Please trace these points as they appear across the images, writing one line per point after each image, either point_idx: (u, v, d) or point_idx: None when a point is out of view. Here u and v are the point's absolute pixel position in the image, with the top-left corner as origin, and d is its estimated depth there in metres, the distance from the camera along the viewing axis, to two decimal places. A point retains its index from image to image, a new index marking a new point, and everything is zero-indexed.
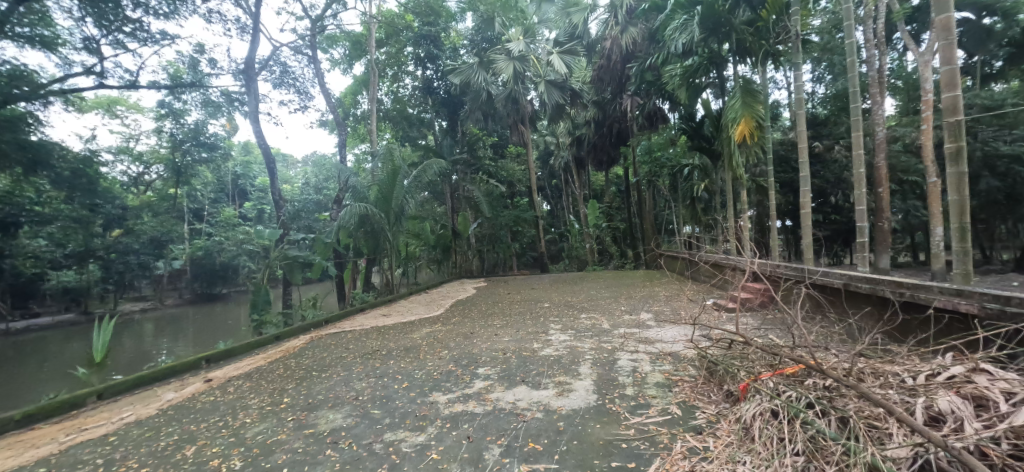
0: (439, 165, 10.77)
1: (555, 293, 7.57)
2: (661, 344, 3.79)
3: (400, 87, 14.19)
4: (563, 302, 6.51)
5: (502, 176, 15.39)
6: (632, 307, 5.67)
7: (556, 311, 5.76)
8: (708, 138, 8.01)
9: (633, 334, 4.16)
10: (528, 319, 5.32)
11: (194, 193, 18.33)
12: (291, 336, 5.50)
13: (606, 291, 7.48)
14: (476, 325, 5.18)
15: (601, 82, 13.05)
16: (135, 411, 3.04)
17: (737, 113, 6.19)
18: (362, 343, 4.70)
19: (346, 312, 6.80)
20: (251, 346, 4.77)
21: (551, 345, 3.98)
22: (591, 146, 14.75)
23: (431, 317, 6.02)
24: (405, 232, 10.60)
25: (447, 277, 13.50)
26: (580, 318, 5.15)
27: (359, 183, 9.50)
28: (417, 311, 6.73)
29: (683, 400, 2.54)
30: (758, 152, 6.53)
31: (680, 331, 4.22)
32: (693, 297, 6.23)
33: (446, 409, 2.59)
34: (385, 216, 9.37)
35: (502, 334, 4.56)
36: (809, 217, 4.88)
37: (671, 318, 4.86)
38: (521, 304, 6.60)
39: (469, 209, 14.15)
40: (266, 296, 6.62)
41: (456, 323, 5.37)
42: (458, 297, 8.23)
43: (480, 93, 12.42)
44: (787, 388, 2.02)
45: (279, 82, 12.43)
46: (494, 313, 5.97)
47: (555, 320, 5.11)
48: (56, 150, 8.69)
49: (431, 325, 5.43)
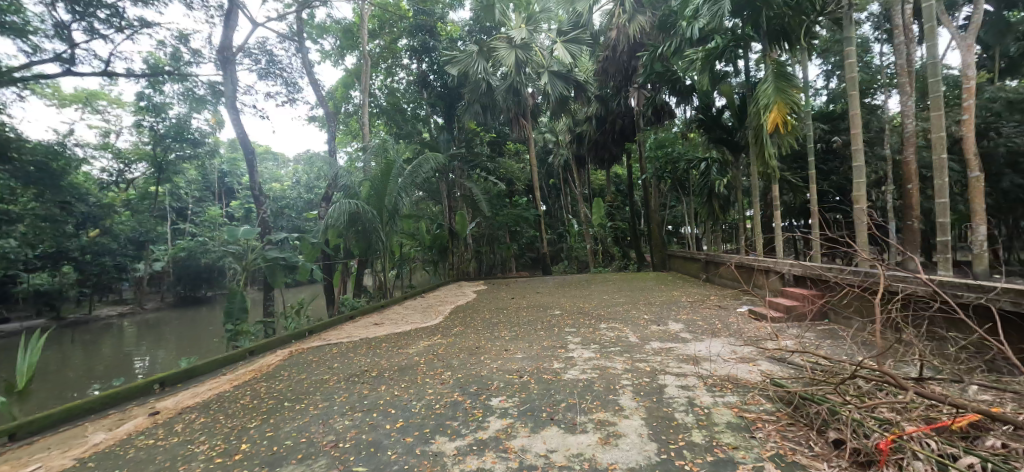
0: (436, 161, 10.08)
1: (564, 298, 6.88)
2: (709, 364, 3.16)
3: (394, 81, 13.54)
4: (575, 308, 5.86)
5: (500, 173, 14.75)
6: (656, 315, 5.01)
7: (570, 320, 5.11)
8: (729, 130, 7.38)
9: (671, 352, 3.51)
10: (541, 330, 4.63)
11: (179, 192, 17.48)
12: (268, 350, 4.79)
13: (620, 295, 6.81)
14: (483, 337, 4.52)
15: (606, 75, 12.50)
16: (45, 462, 2.34)
17: (770, 99, 5.57)
18: (350, 360, 4.02)
19: (334, 319, 6.12)
20: (216, 365, 4.07)
21: (574, 365, 3.32)
22: (593, 144, 14.20)
23: (428, 327, 5.33)
24: (399, 232, 9.96)
25: (444, 279, 12.76)
26: (600, 330, 4.47)
27: (350, 179, 8.82)
28: (413, 319, 6.06)
29: (777, 453, 1.87)
30: (792, 143, 5.91)
31: (727, 347, 3.57)
32: (721, 303, 5.59)
33: (456, 467, 1.92)
34: (377, 215, 8.70)
35: (513, 351, 3.88)
36: (864, 213, 4.27)
37: (708, 329, 4.19)
38: (528, 311, 5.91)
39: (467, 208, 13.49)
40: (242, 303, 5.90)
41: (459, 335, 4.68)
42: (457, 302, 7.56)
43: (478, 84, 11.69)
44: (958, 451, 1.46)
45: (266, 72, 11.71)
46: (499, 321, 5.28)
47: (573, 332, 4.44)
48: (16, 141, 7.89)
49: (430, 336, 4.77)
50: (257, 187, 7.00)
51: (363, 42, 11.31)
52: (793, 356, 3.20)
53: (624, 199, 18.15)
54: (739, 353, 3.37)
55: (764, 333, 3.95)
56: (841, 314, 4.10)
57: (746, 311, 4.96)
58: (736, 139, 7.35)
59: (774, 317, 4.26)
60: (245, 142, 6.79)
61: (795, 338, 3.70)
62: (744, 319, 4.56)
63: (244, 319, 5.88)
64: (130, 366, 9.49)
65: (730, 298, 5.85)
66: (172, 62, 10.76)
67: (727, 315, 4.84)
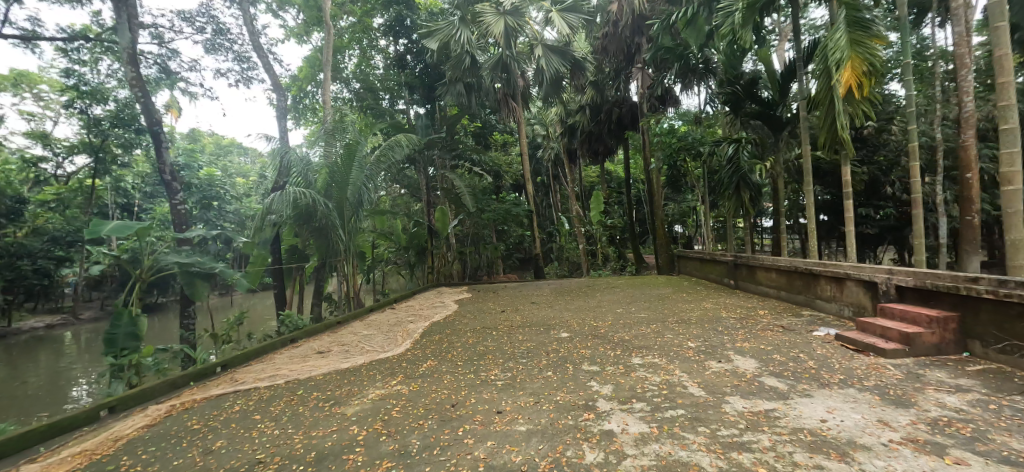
0: (410, 144, 8.54)
1: (568, 313, 5.42)
2: (870, 461, 1.75)
3: (370, 65, 12.12)
4: (586, 328, 4.44)
5: (486, 166, 13.25)
6: (706, 343, 3.61)
7: (584, 350, 3.66)
8: (769, 103, 6.05)
9: (778, 424, 2.11)
10: (546, 369, 3.18)
11: (127, 190, 15.36)
12: (141, 402, 3.23)
13: (641, 309, 5.35)
14: (462, 381, 3.08)
15: (606, 54, 11.16)
16: None
17: (843, 52, 4.23)
18: (247, 432, 2.50)
19: (266, 345, 4.60)
20: (24, 441, 2.50)
21: (627, 459, 1.87)
22: (587, 135, 12.94)
23: (386, 361, 3.82)
24: (364, 230, 8.41)
25: (421, 284, 11.22)
26: (636, 371, 3.02)
27: (303, 166, 7.25)
28: (372, 345, 4.53)
29: None
30: (867, 112, 4.58)
31: (864, 412, 2.20)
32: (782, 321, 4.22)
33: None
34: (336, 208, 7.18)
35: (513, 416, 2.41)
36: (1016, 197, 2.99)
37: (806, 373, 2.78)
38: (524, 333, 4.45)
39: (448, 203, 11.86)
40: (133, 326, 4.30)
41: (428, 379, 3.19)
42: (433, 315, 6.07)
43: (461, 57, 10.02)
44: None
45: (212, 43, 10.00)
46: (487, 352, 3.81)
47: (593, 375, 3.01)
48: None
49: (385, 380, 3.28)
50: (169, 172, 5.29)
51: (326, 14, 9.69)
52: (1007, 447, 1.81)
53: (618, 197, 16.88)
54: (900, 433, 1.97)
55: (895, 383, 2.57)
56: (991, 343, 2.80)
57: (829, 335, 3.60)
58: (778, 114, 6.03)
59: (890, 349, 2.96)
60: (152, 112, 5.10)
61: (959, 396, 2.34)
62: (838, 351, 3.20)
63: (134, 348, 4.26)
64: (41, 385, 7.65)
65: (788, 314, 4.46)
66: (100, 28, 8.88)
67: (809, 343, 3.44)
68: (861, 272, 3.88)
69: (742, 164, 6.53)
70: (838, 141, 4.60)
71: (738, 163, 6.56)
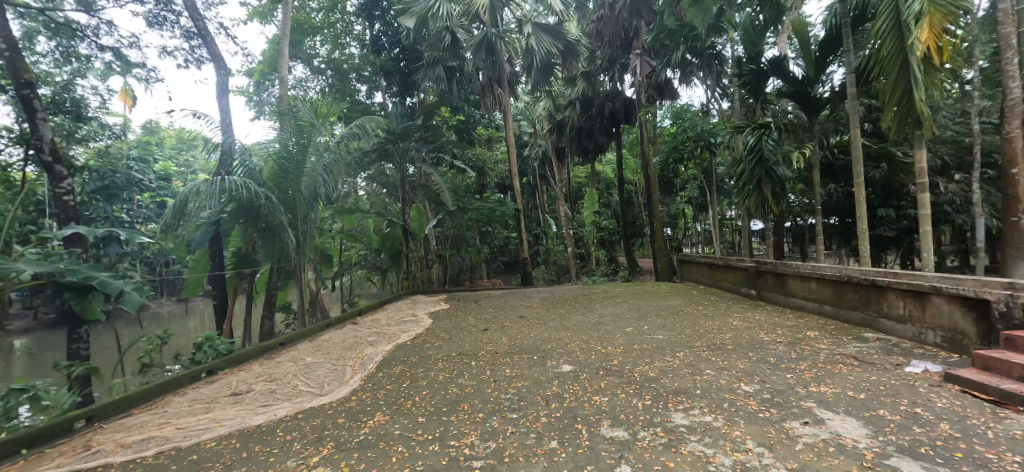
0: (378, 126, 7.52)
1: (566, 334, 4.34)
2: None
3: (341, 50, 10.87)
4: (594, 360, 3.34)
5: (469, 162, 12.11)
6: (769, 387, 2.57)
7: (607, 400, 2.54)
8: (805, 81, 5.14)
9: None
10: (549, 437, 2.11)
11: None
12: None
13: (656, 329, 4.33)
14: (417, 461, 1.98)
15: (602, 38, 10.16)
16: None
17: (924, 4, 3.29)
18: None
19: (164, 381, 3.41)
20: None
21: None
22: (579, 131, 12.00)
23: (319, 415, 2.66)
24: (323, 230, 7.19)
25: (394, 292, 9.99)
26: (688, 442, 1.98)
27: (247, 153, 6.05)
28: (309, 383, 3.35)
29: None
30: (945, 83, 3.65)
31: None
32: (847, 349, 3.24)
33: None
34: (285, 203, 5.99)
35: None
36: None
37: (959, 454, 1.78)
38: (512, 366, 3.36)
39: (426, 201, 10.72)
40: None
41: (369, 458, 2.04)
42: (398, 335, 4.92)
43: (442, 36, 8.87)
44: None
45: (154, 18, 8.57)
46: (464, 400, 2.69)
47: (621, 450, 1.95)
48: None
49: (303, 452, 2.16)
50: (49, 150, 4.05)
51: None
52: None
53: (608, 197, 15.98)
54: None
55: None
56: None
57: (931, 374, 2.63)
58: (813, 93, 5.14)
59: None
60: (20, 71, 3.91)
61: None
62: (965, 403, 2.23)
63: None
64: None
65: (849, 339, 3.51)
66: None
67: (913, 387, 2.46)
68: (957, 286, 2.93)
69: (766, 154, 5.59)
70: (909, 118, 3.67)
71: (760, 153, 5.64)
